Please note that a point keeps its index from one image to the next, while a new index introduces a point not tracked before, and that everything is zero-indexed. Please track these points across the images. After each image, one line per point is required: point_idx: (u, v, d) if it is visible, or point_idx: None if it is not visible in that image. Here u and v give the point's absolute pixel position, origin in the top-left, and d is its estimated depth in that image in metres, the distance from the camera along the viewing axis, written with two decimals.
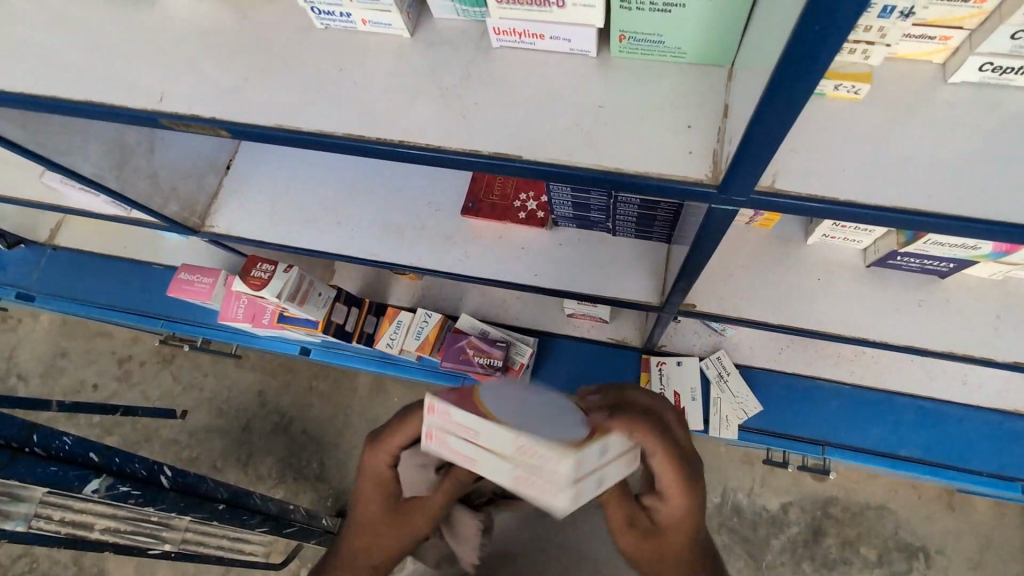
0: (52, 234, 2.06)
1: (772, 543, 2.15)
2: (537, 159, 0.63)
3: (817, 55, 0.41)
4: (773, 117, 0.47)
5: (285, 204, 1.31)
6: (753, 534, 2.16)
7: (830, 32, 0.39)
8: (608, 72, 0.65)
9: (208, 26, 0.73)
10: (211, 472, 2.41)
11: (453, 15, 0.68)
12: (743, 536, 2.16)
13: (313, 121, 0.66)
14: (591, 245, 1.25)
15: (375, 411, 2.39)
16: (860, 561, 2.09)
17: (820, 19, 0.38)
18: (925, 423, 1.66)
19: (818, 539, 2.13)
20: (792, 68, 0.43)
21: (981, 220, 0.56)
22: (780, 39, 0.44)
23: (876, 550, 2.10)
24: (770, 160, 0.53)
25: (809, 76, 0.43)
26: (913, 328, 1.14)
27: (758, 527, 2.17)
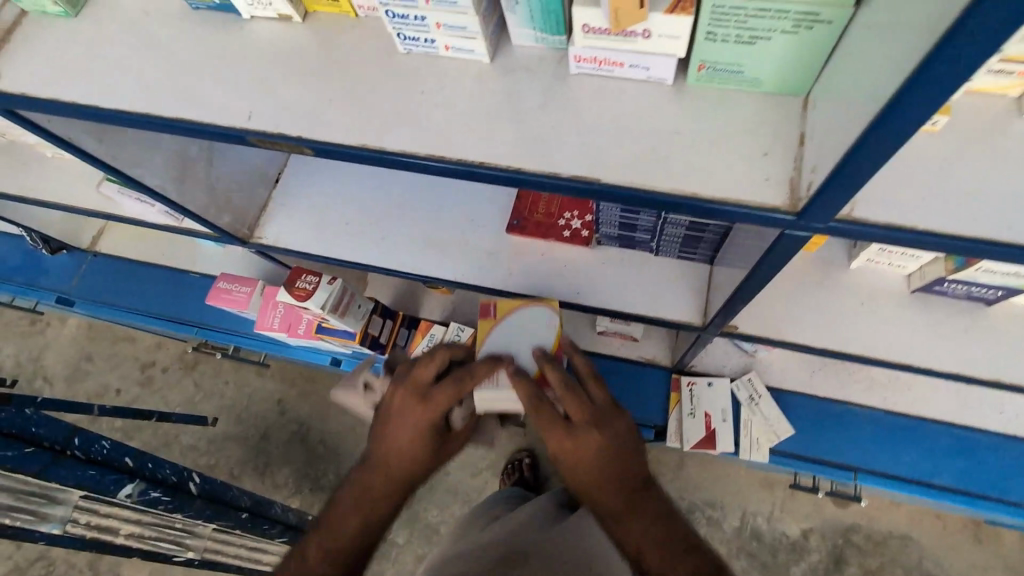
0: (94, 241, 2.12)
1: (793, 570, 2.11)
2: (616, 182, 0.65)
3: (932, 92, 0.42)
4: (869, 149, 0.48)
5: (333, 218, 1.34)
6: (772, 560, 2.13)
7: (950, 72, 0.41)
8: (685, 100, 0.67)
9: (292, 48, 0.77)
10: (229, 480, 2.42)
11: (532, 43, 0.71)
12: (763, 561, 2.13)
13: (398, 141, 0.69)
14: (633, 264, 1.26)
15: None
16: None
17: (944, 58, 0.40)
18: (961, 452, 1.64)
19: (839, 567, 2.10)
20: (903, 105, 0.44)
21: None
22: (889, 74, 0.45)
23: None
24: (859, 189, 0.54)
25: (920, 109, 0.44)
26: (957, 355, 1.13)
27: (778, 553, 2.14)
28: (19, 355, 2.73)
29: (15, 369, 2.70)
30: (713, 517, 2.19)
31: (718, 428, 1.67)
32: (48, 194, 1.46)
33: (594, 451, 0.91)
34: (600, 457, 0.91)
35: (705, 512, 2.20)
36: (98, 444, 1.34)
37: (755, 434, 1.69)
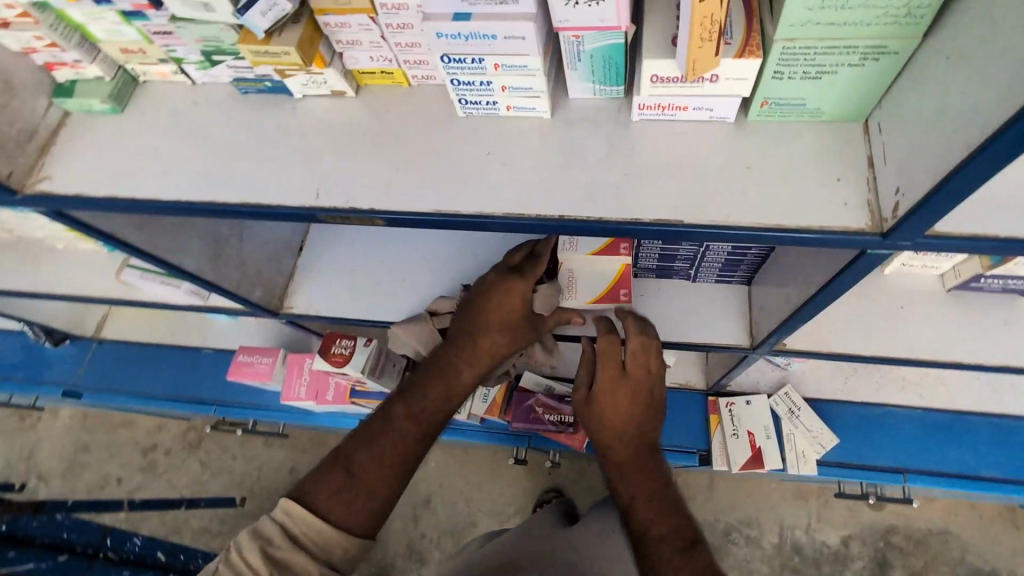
0: (98, 327, 2.06)
1: None
2: (696, 222, 0.66)
3: None
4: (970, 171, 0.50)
5: (364, 281, 1.35)
6: (817, 574, 2.09)
7: None
8: (750, 136, 0.69)
9: (345, 121, 0.77)
10: None
11: (589, 95, 0.72)
12: None
13: (471, 203, 0.70)
14: (672, 293, 1.26)
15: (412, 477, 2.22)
16: None
17: None
18: (1002, 441, 1.66)
19: (884, 572, 2.07)
20: (1017, 130, 0.45)
21: None
22: (996, 102, 0.47)
23: None
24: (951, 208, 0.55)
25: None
26: (1000, 349, 1.15)
27: (822, 565, 2.10)
28: (10, 454, 2.59)
29: (6, 470, 2.55)
30: (751, 535, 2.16)
31: (764, 446, 1.66)
32: (64, 287, 1.42)
33: (636, 400, 0.97)
34: (640, 409, 0.97)
35: (743, 531, 2.17)
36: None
37: (800, 447, 1.69)
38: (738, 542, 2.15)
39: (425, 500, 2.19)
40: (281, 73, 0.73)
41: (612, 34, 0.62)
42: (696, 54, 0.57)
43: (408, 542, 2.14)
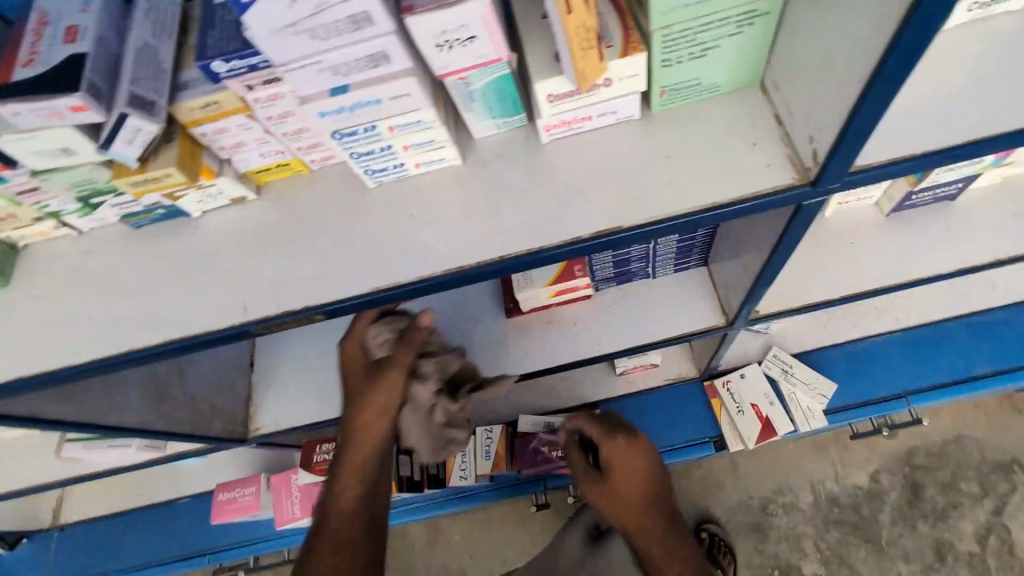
0: (56, 513, 1.87)
1: (881, 518, 2.08)
2: (636, 223, 0.64)
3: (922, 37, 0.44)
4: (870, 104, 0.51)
5: (327, 378, 1.29)
6: (859, 519, 2.09)
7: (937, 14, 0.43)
8: (660, 126, 0.68)
9: (254, 225, 0.73)
10: None
11: (494, 130, 0.70)
12: (851, 523, 2.09)
13: (408, 271, 0.66)
14: (638, 295, 1.25)
15: (439, 558, 2.10)
16: (966, 500, 2.06)
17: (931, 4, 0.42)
18: (982, 337, 1.70)
19: (918, 495, 2.09)
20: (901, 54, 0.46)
21: None
22: (873, 35, 0.48)
23: (976, 481, 2.08)
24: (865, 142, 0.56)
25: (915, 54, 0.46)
26: (951, 255, 1.18)
27: (860, 508, 2.10)
28: None
29: None
30: (788, 502, 2.14)
31: (770, 414, 1.65)
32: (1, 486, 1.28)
33: (640, 491, 1.06)
34: (644, 492, 1.06)
35: (778, 500, 2.15)
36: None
37: (805, 405, 1.68)
38: (778, 513, 2.13)
39: None
40: (170, 196, 0.68)
41: (494, 68, 0.60)
42: (582, 67, 0.56)
43: None
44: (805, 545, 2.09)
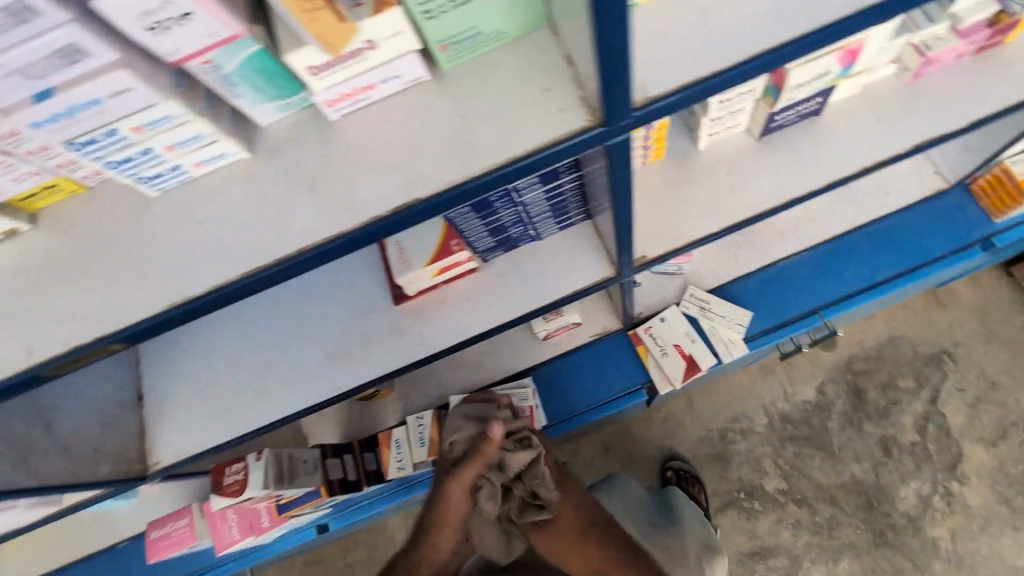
0: None
1: (830, 426, 2.30)
2: (433, 192, 0.61)
3: None
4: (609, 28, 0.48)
5: (222, 397, 1.24)
6: (812, 431, 2.30)
7: None
8: (452, 84, 0.64)
9: (33, 257, 0.65)
10: None
11: (278, 114, 0.64)
12: (804, 437, 2.30)
13: (202, 281, 0.62)
14: (528, 259, 1.22)
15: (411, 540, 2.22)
16: (903, 395, 2.29)
17: None
18: (881, 244, 1.75)
19: (862, 398, 2.31)
20: None
21: (826, 26, 0.58)
22: None
23: (910, 375, 2.31)
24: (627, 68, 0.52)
25: None
26: (818, 171, 1.19)
27: (812, 419, 2.31)
28: None
29: None
30: (744, 428, 2.34)
31: (693, 351, 1.71)
32: None
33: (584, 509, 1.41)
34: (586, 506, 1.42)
35: (735, 428, 2.34)
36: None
37: (725, 336, 1.71)
38: (737, 437, 2.33)
39: None
40: None
41: (243, 44, 0.54)
42: (314, 26, 0.51)
43: None
44: (764, 464, 2.30)
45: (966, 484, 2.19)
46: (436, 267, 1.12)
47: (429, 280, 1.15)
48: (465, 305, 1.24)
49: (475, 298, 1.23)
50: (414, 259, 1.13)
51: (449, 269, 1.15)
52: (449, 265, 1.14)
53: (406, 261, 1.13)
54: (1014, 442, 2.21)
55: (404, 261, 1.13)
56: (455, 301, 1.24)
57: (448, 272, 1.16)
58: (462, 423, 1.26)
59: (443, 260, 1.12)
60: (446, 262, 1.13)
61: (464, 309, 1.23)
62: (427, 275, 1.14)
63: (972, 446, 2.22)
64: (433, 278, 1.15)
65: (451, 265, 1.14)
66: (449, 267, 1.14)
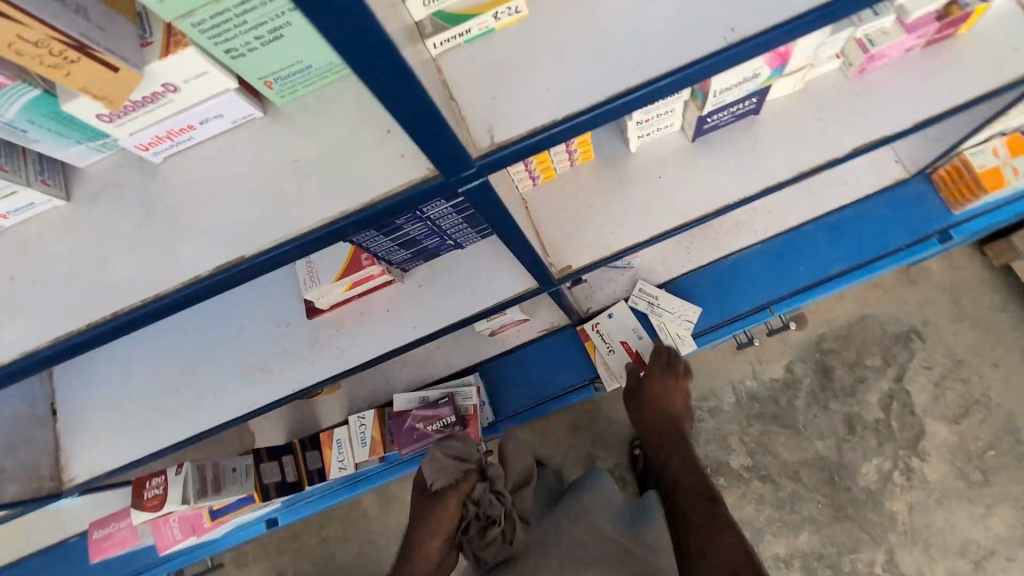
0: None
1: (797, 403, 2.32)
2: (262, 249, 0.55)
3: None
4: (397, 73, 0.42)
5: (137, 410, 1.20)
6: (779, 408, 2.33)
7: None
8: (287, 122, 0.58)
9: None
10: None
11: (98, 154, 0.59)
12: (772, 413, 2.33)
13: (9, 346, 0.56)
14: (450, 268, 1.18)
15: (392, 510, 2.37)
16: (869, 372, 2.31)
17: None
18: (834, 235, 1.71)
19: (829, 376, 2.33)
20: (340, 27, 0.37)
21: (680, 69, 0.55)
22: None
23: (880, 351, 2.32)
24: (441, 115, 0.47)
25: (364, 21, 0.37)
26: (754, 174, 1.11)
27: (779, 397, 2.33)
28: None
29: None
30: (712, 406, 2.37)
31: (641, 348, 1.67)
32: None
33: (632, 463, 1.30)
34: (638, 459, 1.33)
35: (704, 406, 2.37)
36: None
37: (674, 332, 1.69)
38: (704, 416, 2.36)
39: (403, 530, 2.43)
40: None
41: (12, 91, 0.46)
42: (72, 83, 0.45)
43: None
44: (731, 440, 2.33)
45: (927, 459, 2.22)
46: (348, 282, 1.09)
47: (342, 294, 1.12)
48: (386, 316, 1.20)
49: (396, 308, 1.20)
50: (324, 275, 1.09)
51: (363, 282, 1.12)
52: (361, 280, 1.11)
53: (317, 279, 1.09)
54: (975, 419, 2.22)
55: (313, 278, 1.09)
56: (375, 311, 1.20)
57: (361, 285, 1.12)
58: (443, 464, 1.28)
59: (354, 275, 1.08)
60: (357, 277, 1.09)
61: (385, 319, 1.20)
62: (339, 290, 1.11)
63: (936, 423, 2.24)
64: (347, 292, 1.12)
65: (364, 278, 1.11)
66: (362, 281, 1.11)
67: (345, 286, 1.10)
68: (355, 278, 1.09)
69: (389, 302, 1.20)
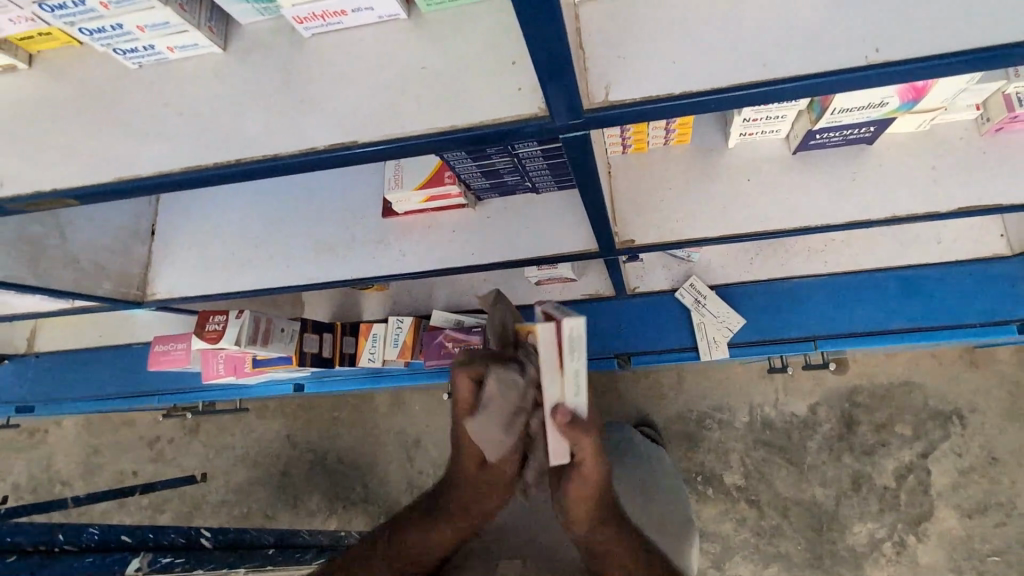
0: (48, 343, 2.27)
1: (809, 445, 2.31)
2: (374, 140, 0.61)
3: None
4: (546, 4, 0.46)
5: (216, 251, 1.35)
6: (788, 442, 2.32)
7: None
8: (426, 28, 0.63)
9: (32, 97, 0.72)
10: (267, 518, 2.86)
11: (258, 17, 0.67)
12: (779, 446, 2.32)
13: (152, 165, 0.66)
14: (521, 208, 1.23)
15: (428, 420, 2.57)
16: (896, 439, 2.25)
17: None
18: (911, 293, 1.61)
19: (851, 429, 2.29)
20: None
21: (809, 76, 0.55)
22: None
23: (911, 424, 2.25)
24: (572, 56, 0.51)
25: None
26: (846, 205, 1.08)
27: (792, 433, 2.32)
28: (78, 458, 3.20)
29: (78, 469, 3.18)
30: (723, 420, 2.38)
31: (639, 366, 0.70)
32: None
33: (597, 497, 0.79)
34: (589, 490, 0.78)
35: (714, 417, 2.39)
36: (88, 531, 1.03)
37: (710, 335, 1.70)
38: (713, 427, 2.38)
39: (414, 441, 2.75)
40: None
41: None
42: None
43: (408, 479, 2.73)
44: (730, 458, 2.35)
45: (923, 541, 2.18)
46: (426, 193, 1.15)
47: (417, 202, 1.19)
48: (451, 235, 1.27)
49: (461, 230, 1.27)
50: (407, 180, 1.16)
51: (439, 198, 1.18)
52: (438, 194, 1.17)
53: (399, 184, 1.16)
54: (990, 520, 2.15)
55: (396, 181, 1.16)
56: (442, 228, 1.27)
57: (436, 199, 1.19)
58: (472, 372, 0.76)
59: (435, 189, 1.14)
60: (433, 192, 1.15)
61: (449, 236, 1.27)
62: (415, 199, 1.18)
63: (947, 511, 2.18)
64: (422, 202, 1.19)
65: (440, 194, 1.17)
66: (439, 196, 1.17)
67: (421, 197, 1.17)
68: (434, 192, 1.16)
69: (457, 223, 1.27)
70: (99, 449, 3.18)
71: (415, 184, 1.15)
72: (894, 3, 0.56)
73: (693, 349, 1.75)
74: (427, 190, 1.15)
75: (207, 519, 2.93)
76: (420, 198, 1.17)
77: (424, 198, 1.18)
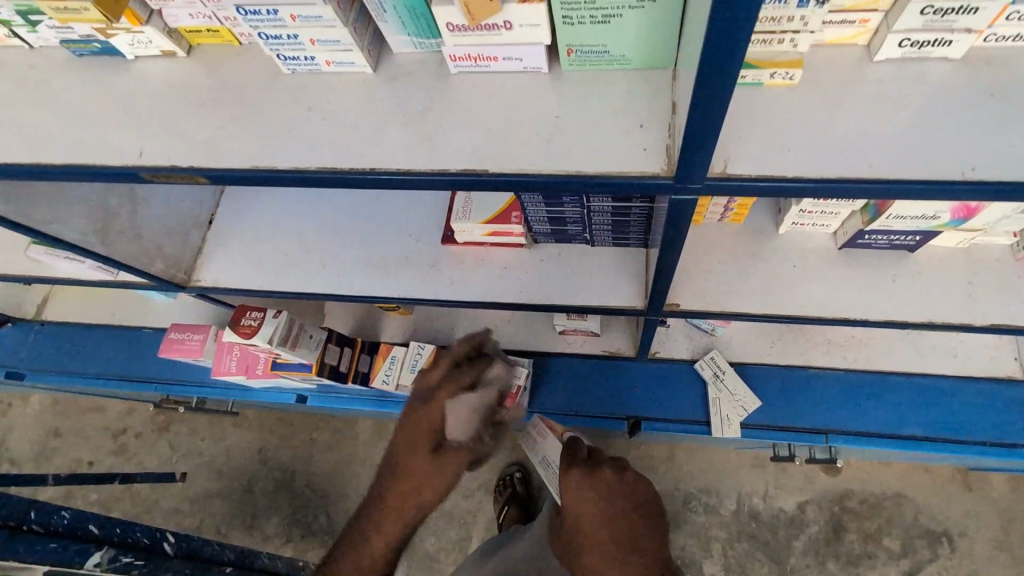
0: (55, 311, 2.25)
1: (794, 545, 2.27)
2: (502, 171, 0.67)
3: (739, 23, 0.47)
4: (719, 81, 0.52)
5: (270, 249, 1.38)
6: (772, 539, 2.28)
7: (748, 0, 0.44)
8: (563, 83, 0.71)
9: (180, 81, 0.79)
10: (219, 536, 2.72)
11: (411, 48, 0.75)
12: (762, 541, 2.29)
13: (286, 159, 0.71)
14: (573, 257, 1.29)
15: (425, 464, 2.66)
16: (883, 553, 2.22)
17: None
18: (924, 401, 1.65)
19: (838, 535, 2.26)
20: (718, 39, 0.48)
21: (911, 180, 0.62)
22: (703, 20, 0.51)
23: (899, 540, 2.23)
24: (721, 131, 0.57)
25: (736, 45, 0.49)
26: (882, 308, 1.14)
27: (778, 530, 2.29)
28: (37, 436, 3.07)
29: (33, 449, 3.04)
30: (710, 503, 2.35)
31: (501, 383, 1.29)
32: None
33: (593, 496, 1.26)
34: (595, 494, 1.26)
35: (701, 499, 2.36)
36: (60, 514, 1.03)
37: (723, 411, 1.72)
38: (698, 509, 2.35)
39: None
40: (103, 33, 0.75)
41: None
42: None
43: None
44: (712, 545, 2.30)
45: None
46: (491, 227, 1.21)
47: (480, 235, 1.25)
48: (504, 272, 1.31)
49: (513, 267, 1.31)
50: (475, 213, 1.22)
51: (502, 233, 1.24)
52: (501, 230, 1.23)
53: (467, 214, 1.22)
54: None
55: (465, 211, 1.22)
56: (495, 263, 1.32)
57: (498, 235, 1.25)
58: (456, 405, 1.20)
59: (501, 225, 1.20)
60: (499, 227, 1.21)
61: (502, 272, 1.31)
62: (479, 232, 1.24)
63: None
64: (484, 235, 1.24)
65: (504, 230, 1.22)
66: (502, 232, 1.23)
67: (484, 231, 1.23)
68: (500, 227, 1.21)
69: (510, 260, 1.32)
70: (60, 432, 3.06)
71: (483, 217, 1.21)
72: (991, 134, 0.64)
73: (702, 424, 1.76)
74: (492, 225, 1.21)
75: (157, 525, 2.78)
76: (483, 231, 1.23)
77: (489, 232, 1.24)
